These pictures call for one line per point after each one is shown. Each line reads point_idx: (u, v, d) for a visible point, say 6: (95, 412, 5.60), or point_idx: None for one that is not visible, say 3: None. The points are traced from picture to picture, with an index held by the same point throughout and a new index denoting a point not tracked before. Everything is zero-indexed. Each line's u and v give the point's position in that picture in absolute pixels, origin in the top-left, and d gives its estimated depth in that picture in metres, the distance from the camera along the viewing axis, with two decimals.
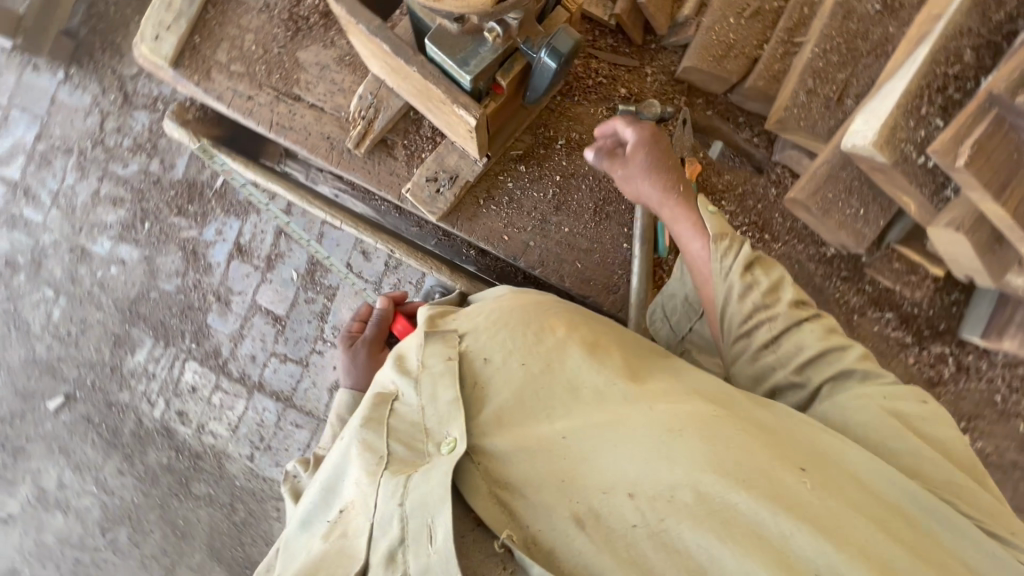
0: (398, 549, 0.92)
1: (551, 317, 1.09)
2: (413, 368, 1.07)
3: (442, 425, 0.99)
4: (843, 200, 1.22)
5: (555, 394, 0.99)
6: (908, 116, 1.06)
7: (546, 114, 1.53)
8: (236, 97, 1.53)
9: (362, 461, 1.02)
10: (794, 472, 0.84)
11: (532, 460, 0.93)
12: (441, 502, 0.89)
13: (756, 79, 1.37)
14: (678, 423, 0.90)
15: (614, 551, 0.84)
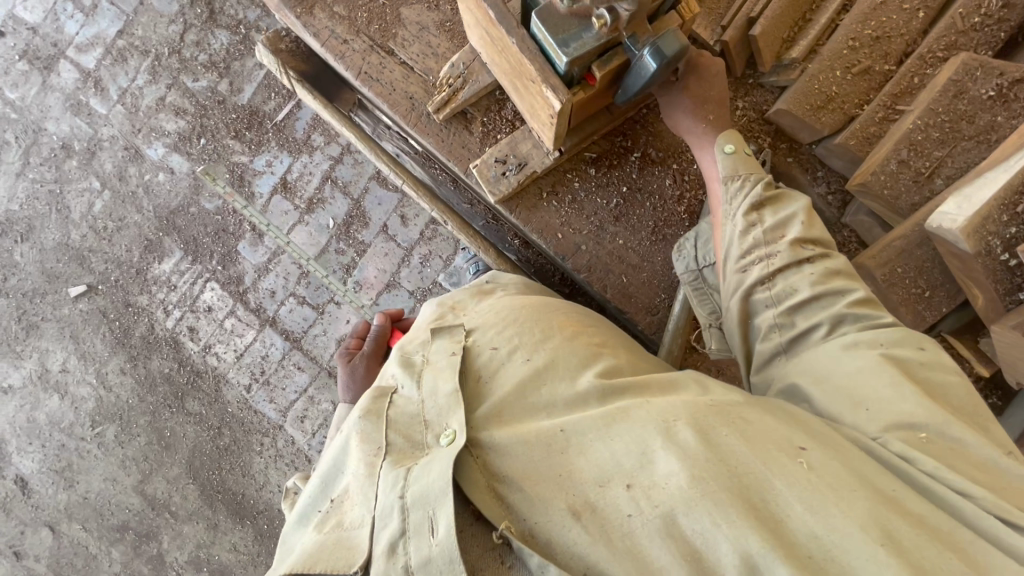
0: (399, 542, 0.88)
1: (558, 318, 1.19)
2: (417, 364, 1.14)
3: (443, 415, 1.01)
4: (911, 277, 1.20)
5: (559, 393, 1.02)
6: (1002, 210, 1.04)
7: (628, 124, 1.52)
8: (332, 38, 1.54)
9: (359, 451, 1.04)
10: (789, 452, 0.84)
11: (528, 451, 0.94)
12: (442, 495, 0.88)
13: (849, 137, 1.35)
14: (673, 415, 0.91)
15: (609, 541, 0.82)
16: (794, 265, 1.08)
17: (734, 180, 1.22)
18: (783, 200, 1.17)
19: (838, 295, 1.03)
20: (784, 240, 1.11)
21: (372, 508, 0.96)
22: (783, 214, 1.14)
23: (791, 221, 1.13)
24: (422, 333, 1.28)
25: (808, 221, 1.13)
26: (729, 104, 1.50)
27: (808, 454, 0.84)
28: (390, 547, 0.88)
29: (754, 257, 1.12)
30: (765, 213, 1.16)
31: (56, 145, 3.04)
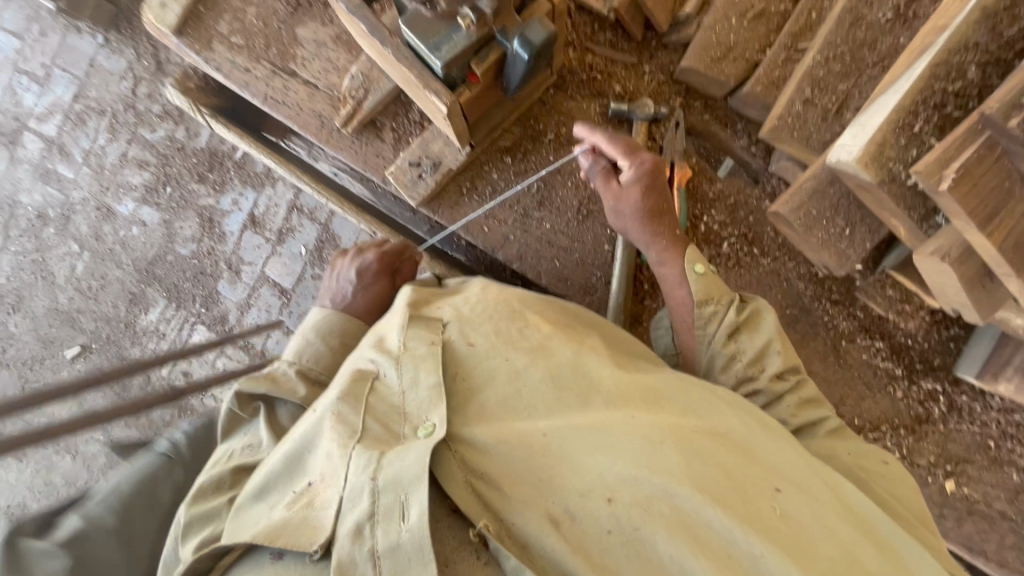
0: (366, 524, 0.80)
1: (539, 311, 1.06)
2: (393, 350, 1.00)
3: (423, 408, 0.92)
4: (828, 219, 1.16)
5: (540, 393, 0.92)
6: (899, 132, 0.99)
7: (537, 107, 1.49)
8: (234, 68, 1.55)
9: (336, 432, 0.93)
10: (768, 493, 0.82)
11: (510, 454, 0.86)
12: (417, 481, 0.80)
13: (755, 84, 1.31)
14: (664, 434, 0.85)
15: (586, 556, 0.78)
16: (776, 400, 1.06)
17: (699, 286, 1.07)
18: (756, 322, 1.10)
19: (819, 426, 1.04)
20: (764, 374, 1.06)
21: (342, 487, 0.85)
22: (760, 340, 1.08)
23: (768, 352, 1.07)
24: (397, 300, 1.12)
25: (784, 347, 1.07)
26: (636, 71, 1.46)
27: (780, 495, 0.82)
28: (355, 529, 0.80)
29: (742, 391, 1.07)
30: (741, 341, 1.09)
31: (32, 215, 2.94)
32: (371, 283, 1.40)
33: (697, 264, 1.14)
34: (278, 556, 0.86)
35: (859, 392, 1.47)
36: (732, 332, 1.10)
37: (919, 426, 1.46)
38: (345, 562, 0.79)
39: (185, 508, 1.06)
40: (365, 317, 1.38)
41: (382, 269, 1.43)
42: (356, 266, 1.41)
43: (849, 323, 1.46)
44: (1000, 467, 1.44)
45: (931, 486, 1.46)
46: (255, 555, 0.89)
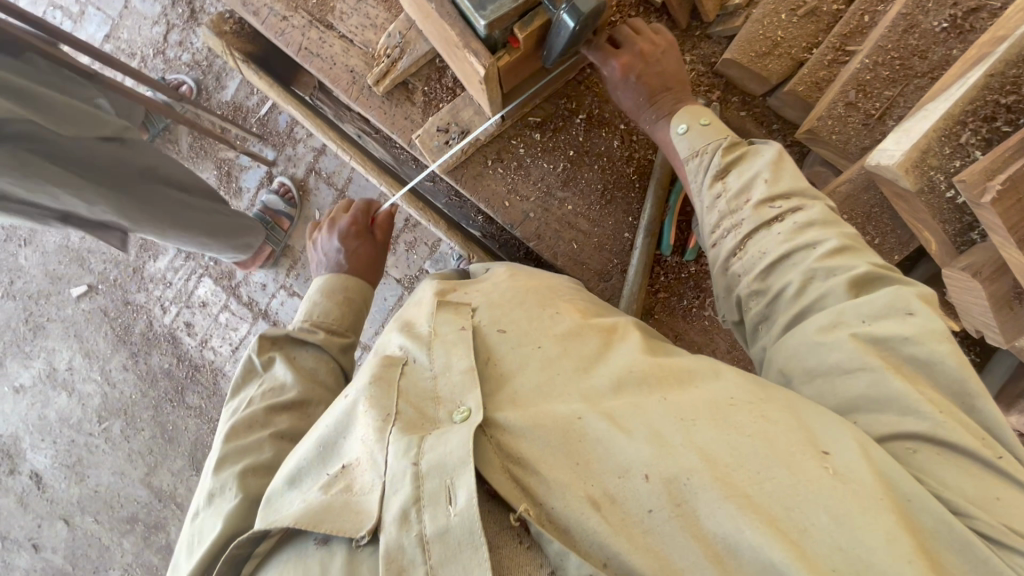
0: (411, 509, 0.76)
1: (566, 302, 1.07)
2: (424, 335, 1.01)
3: (457, 392, 0.89)
4: (860, 225, 1.14)
5: (571, 379, 0.90)
6: (944, 142, 0.97)
7: (573, 85, 1.47)
8: (271, 15, 1.54)
9: (371, 417, 0.90)
10: (813, 455, 0.71)
11: (543, 436, 0.81)
12: (463, 465, 0.76)
13: (798, 84, 1.28)
14: (694, 412, 0.80)
15: (630, 535, 0.72)
16: (763, 229, 0.96)
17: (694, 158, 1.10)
18: (750, 158, 1.04)
19: (810, 251, 0.89)
20: (748, 204, 0.98)
21: (384, 473, 0.82)
22: (748, 175, 1.01)
23: (754, 183, 1.00)
24: (426, 293, 1.17)
25: (774, 177, 0.98)
26: None
27: (834, 457, 0.72)
28: (402, 513, 0.76)
29: (725, 226, 1.02)
30: (730, 179, 1.04)
31: None
32: (356, 246, 1.46)
33: (702, 118, 1.13)
34: (322, 541, 0.82)
35: None
36: (724, 170, 1.05)
37: None
38: (393, 548, 0.74)
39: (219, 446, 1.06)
40: (362, 277, 1.43)
41: (362, 232, 1.49)
42: (336, 235, 1.47)
43: None
44: None
45: None
46: (295, 539, 0.85)
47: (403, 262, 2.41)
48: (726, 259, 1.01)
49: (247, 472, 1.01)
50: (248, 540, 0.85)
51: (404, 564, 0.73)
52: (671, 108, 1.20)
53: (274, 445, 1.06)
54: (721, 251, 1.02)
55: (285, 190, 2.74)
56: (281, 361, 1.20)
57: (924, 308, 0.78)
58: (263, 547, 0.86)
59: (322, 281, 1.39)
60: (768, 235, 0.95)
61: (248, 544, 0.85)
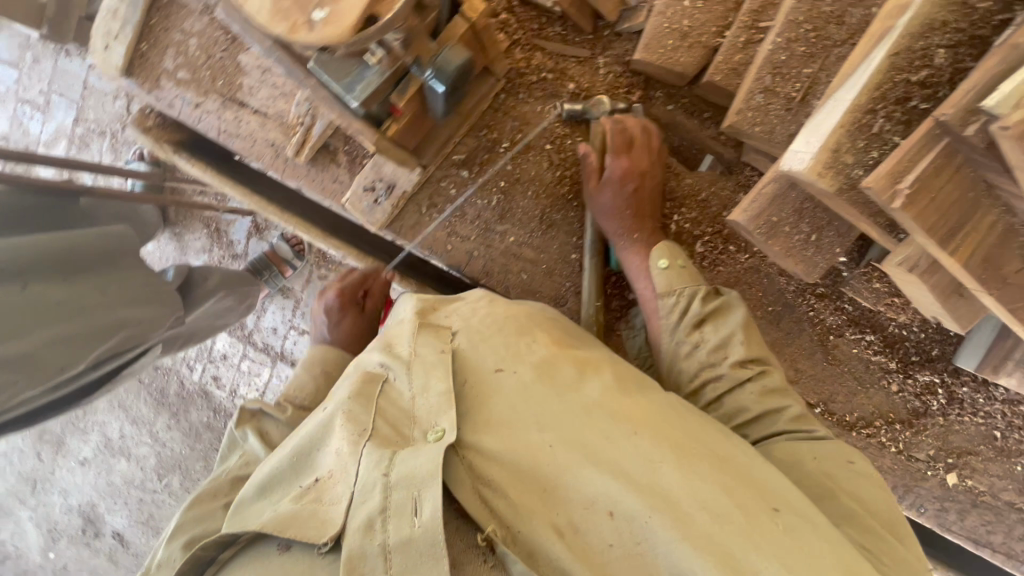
0: (376, 518, 0.82)
1: (543, 328, 1.06)
2: (403, 355, 1.04)
3: (432, 413, 0.93)
4: (792, 223, 1.06)
5: (548, 405, 0.90)
6: (857, 134, 0.88)
7: (489, 113, 1.41)
8: (185, 105, 1.54)
9: (345, 431, 0.95)
10: (766, 514, 0.76)
11: (517, 465, 0.85)
12: (431, 479, 0.82)
13: (714, 73, 1.19)
14: (663, 451, 0.82)
15: (589, 562, 0.78)
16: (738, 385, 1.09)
17: (669, 296, 1.20)
18: (725, 311, 1.15)
19: (779, 415, 1.06)
20: (726, 361, 1.10)
21: (352, 482, 0.88)
22: (724, 330, 1.12)
23: (730, 342, 1.11)
24: (406, 306, 1.18)
25: (748, 339, 1.11)
26: (590, 65, 1.36)
27: (781, 514, 0.78)
28: (367, 523, 0.82)
29: (704, 376, 1.12)
30: (706, 331, 1.14)
31: None
32: (341, 319, 1.48)
33: (661, 260, 1.22)
34: (287, 546, 0.90)
35: (849, 388, 1.41)
36: (697, 323, 1.16)
37: (916, 420, 1.39)
38: (356, 555, 0.80)
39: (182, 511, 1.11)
40: (344, 350, 1.46)
41: (347, 303, 1.49)
42: (324, 306, 1.50)
43: (836, 317, 1.38)
44: (1006, 458, 1.36)
45: (930, 479, 1.41)
46: (263, 542, 0.93)
47: None
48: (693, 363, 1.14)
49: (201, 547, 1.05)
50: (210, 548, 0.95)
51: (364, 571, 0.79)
52: (644, 236, 1.28)
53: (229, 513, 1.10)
54: (685, 377, 1.15)
55: (294, 238, 2.72)
56: (251, 431, 1.24)
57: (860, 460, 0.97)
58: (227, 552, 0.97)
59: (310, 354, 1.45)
60: (743, 393, 1.09)
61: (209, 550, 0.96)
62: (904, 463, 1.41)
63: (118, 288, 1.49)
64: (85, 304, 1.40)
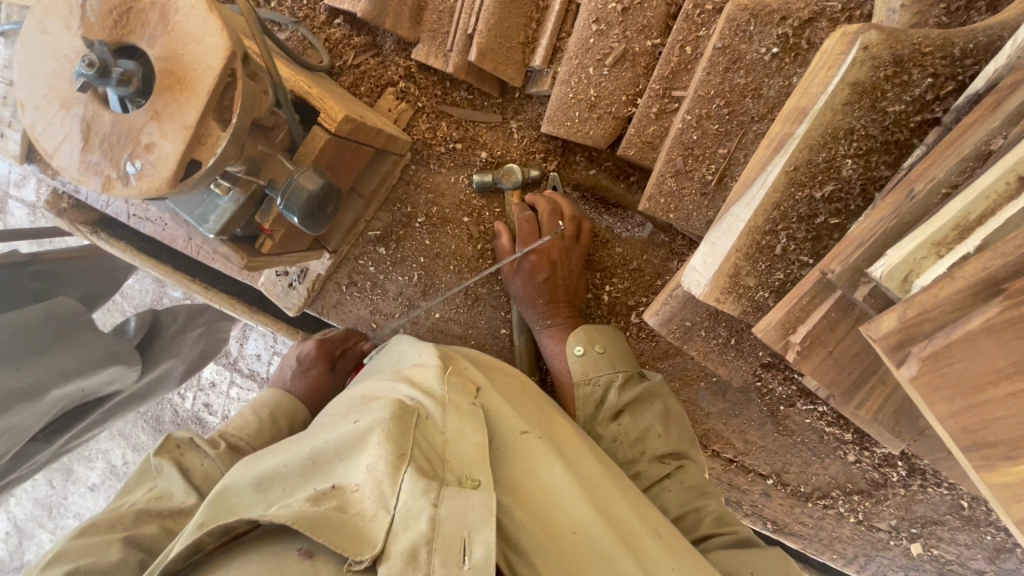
0: (422, 550, 0.69)
1: (551, 410, 1.04)
2: (435, 388, 0.90)
3: (470, 460, 0.80)
4: (708, 326, 0.95)
5: (582, 484, 0.87)
6: (756, 256, 0.77)
7: (401, 186, 1.31)
8: (91, 189, 1.47)
9: (382, 447, 0.76)
10: None
11: (545, 538, 0.78)
12: (485, 521, 0.71)
13: (627, 146, 1.07)
14: (683, 567, 0.82)
15: None
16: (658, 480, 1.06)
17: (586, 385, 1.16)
18: (642, 402, 1.12)
19: (700, 514, 1.01)
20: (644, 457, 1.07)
21: (391, 505, 0.72)
22: (642, 424, 1.09)
23: (648, 437, 1.08)
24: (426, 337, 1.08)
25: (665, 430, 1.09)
26: (502, 130, 1.24)
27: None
28: (410, 553, 0.68)
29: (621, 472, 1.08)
30: (624, 422, 1.11)
31: None
32: (309, 369, 1.30)
33: (577, 346, 1.17)
34: (308, 552, 0.73)
35: (802, 458, 1.31)
36: (616, 413, 1.12)
37: (875, 490, 1.29)
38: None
39: (65, 541, 0.85)
40: (303, 402, 1.27)
41: (324, 355, 1.31)
42: (296, 354, 1.32)
43: (786, 388, 1.26)
44: (976, 527, 1.26)
45: (894, 548, 1.32)
46: (282, 537, 0.76)
47: None
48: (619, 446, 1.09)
49: None
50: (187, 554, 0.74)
51: None
52: (561, 320, 1.21)
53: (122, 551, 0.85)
54: None
55: None
56: (167, 462, 1.01)
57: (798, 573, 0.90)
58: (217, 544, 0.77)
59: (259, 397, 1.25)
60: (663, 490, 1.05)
61: (210, 537, 0.74)
62: (864, 533, 1.33)
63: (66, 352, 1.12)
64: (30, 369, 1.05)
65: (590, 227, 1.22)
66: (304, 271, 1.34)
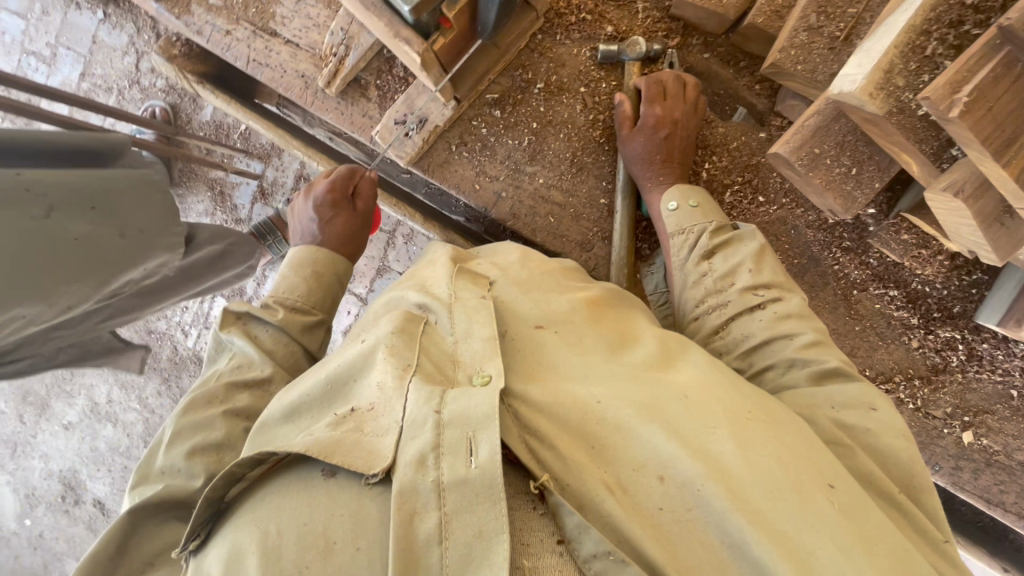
0: (428, 454, 0.70)
1: (580, 291, 1.06)
2: (444, 298, 0.97)
3: (478, 359, 0.85)
4: (833, 155, 1.07)
5: (600, 357, 0.89)
6: (910, 56, 0.89)
7: (525, 53, 1.41)
8: (214, 32, 1.52)
9: (389, 365, 0.85)
10: (821, 490, 0.70)
11: (564, 416, 0.79)
12: (488, 420, 0.72)
13: (757, 14, 1.21)
14: (714, 417, 0.76)
15: (644, 521, 0.70)
16: (747, 313, 1.05)
17: (678, 235, 1.22)
18: (736, 243, 1.15)
19: (790, 340, 0.99)
20: (733, 287, 1.08)
21: (399, 417, 0.76)
22: (733, 261, 1.12)
23: (739, 271, 1.10)
24: (440, 256, 1.17)
25: (757, 267, 1.09)
26: (628, 9, 1.37)
27: (835, 491, 0.71)
28: (418, 459, 0.70)
29: (710, 302, 1.11)
30: (715, 261, 1.14)
31: None
32: (332, 217, 1.31)
33: (689, 199, 1.23)
34: (330, 473, 0.75)
35: (870, 344, 1.42)
36: (708, 253, 1.16)
37: (935, 377, 1.41)
38: (407, 490, 0.68)
39: (175, 418, 1.02)
40: (335, 252, 1.30)
41: (340, 201, 1.33)
42: (312, 202, 1.32)
43: (860, 272, 1.40)
44: (1022, 417, 1.37)
45: (946, 437, 1.42)
46: (299, 465, 0.77)
47: (405, 255, 2.37)
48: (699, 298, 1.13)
49: (194, 451, 0.97)
50: (222, 483, 0.77)
51: (415, 507, 0.67)
52: (671, 179, 1.29)
53: (227, 424, 1.00)
54: (690, 305, 1.16)
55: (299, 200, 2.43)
56: (236, 332, 1.11)
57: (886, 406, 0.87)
58: (260, 470, 0.80)
59: (293, 255, 1.28)
60: (752, 319, 1.05)
61: (243, 467, 0.78)
62: (920, 420, 1.43)
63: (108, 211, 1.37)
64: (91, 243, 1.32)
65: (704, 101, 1.34)
66: (424, 120, 1.40)
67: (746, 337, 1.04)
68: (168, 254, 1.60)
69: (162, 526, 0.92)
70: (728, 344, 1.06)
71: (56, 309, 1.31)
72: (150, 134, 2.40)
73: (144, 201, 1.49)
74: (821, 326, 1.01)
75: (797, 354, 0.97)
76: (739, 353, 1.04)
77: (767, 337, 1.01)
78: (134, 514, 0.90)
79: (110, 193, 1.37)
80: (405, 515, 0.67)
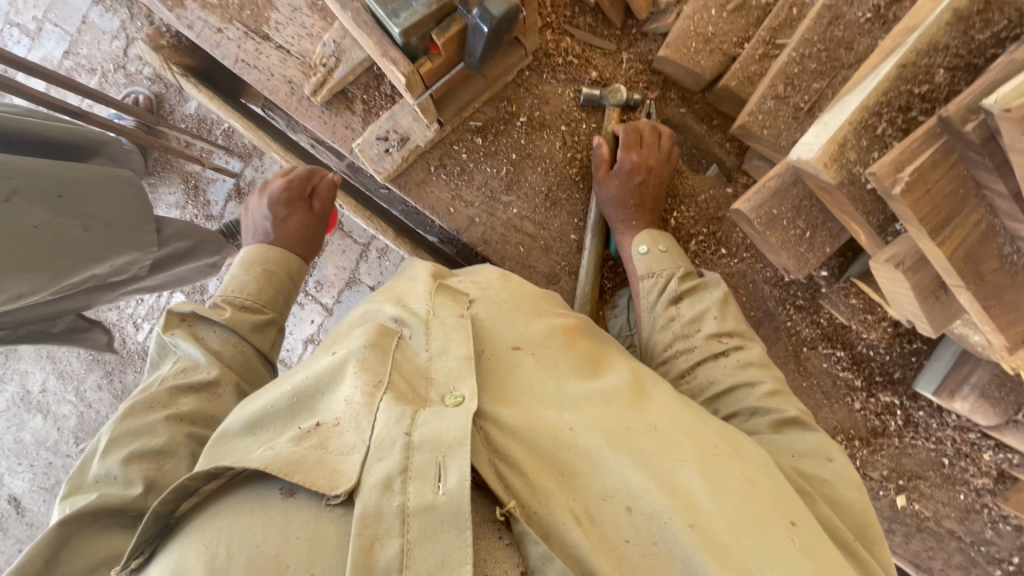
0: (396, 478, 0.69)
1: (558, 315, 1.07)
2: (421, 314, 0.97)
3: (452, 378, 0.84)
4: (790, 218, 1.13)
5: (573, 384, 0.90)
6: (861, 133, 0.96)
7: (511, 87, 1.45)
8: (206, 28, 1.51)
9: (358, 379, 0.83)
10: (783, 526, 0.71)
11: (535, 441, 0.78)
12: (460, 445, 0.71)
13: (730, 79, 1.28)
14: (684, 452, 0.78)
15: (609, 554, 0.69)
16: (711, 359, 1.08)
17: (650, 277, 1.24)
18: (701, 290, 1.18)
19: (751, 390, 1.01)
20: (700, 333, 1.11)
21: (369, 436, 0.75)
22: (699, 306, 1.14)
23: (705, 317, 1.13)
24: (421, 273, 1.16)
25: (721, 314, 1.12)
26: (613, 58, 1.44)
27: (797, 528, 0.72)
28: (385, 482, 0.69)
29: (677, 346, 1.13)
30: (683, 306, 1.17)
31: None
32: (287, 215, 1.30)
33: (659, 244, 1.27)
34: (289, 492, 0.72)
35: (816, 401, 1.46)
36: (675, 299, 1.19)
37: (874, 439, 1.45)
38: (370, 514, 0.66)
39: (113, 424, 0.95)
40: (289, 248, 1.29)
41: (295, 199, 1.32)
42: (267, 199, 1.31)
43: (811, 331, 1.45)
44: (952, 486, 1.42)
45: (881, 499, 1.47)
46: (257, 482, 0.74)
47: (377, 270, 2.35)
48: (665, 345, 1.15)
49: (133, 457, 0.90)
50: (173, 498, 0.72)
51: (377, 533, 0.65)
52: (643, 225, 1.34)
53: (169, 429, 0.94)
54: (659, 347, 1.17)
55: None
56: (181, 334, 1.07)
57: (843, 457, 0.88)
58: (212, 486, 0.77)
59: (244, 253, 1.26)
60: (716, 365, 1.07)
61: (197, 481, 0.73)
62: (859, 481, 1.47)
63: (79, 205, 1.37)
64: (59, 233, 1.31)
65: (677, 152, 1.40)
66: (405, 139, 1.41)
67: (712, 382, 1.06)
68: (138, 252, 1.57)
69: (99, 534, 0.82)
70: (694, 388, 1.08)
71: (7, 296, 1.25)
72: (128, 119, 2.35)
73: (108, 194, 1.47)
74: (782, 377, 1.03)
75: (760, 403, 0.98)
76: (705, 398, 1.05)
77: (730, 385, 1.03)
78: (68, 523, 0.80)
79: (79, 183, 1.38)
80: (366, 542, 0.64)
